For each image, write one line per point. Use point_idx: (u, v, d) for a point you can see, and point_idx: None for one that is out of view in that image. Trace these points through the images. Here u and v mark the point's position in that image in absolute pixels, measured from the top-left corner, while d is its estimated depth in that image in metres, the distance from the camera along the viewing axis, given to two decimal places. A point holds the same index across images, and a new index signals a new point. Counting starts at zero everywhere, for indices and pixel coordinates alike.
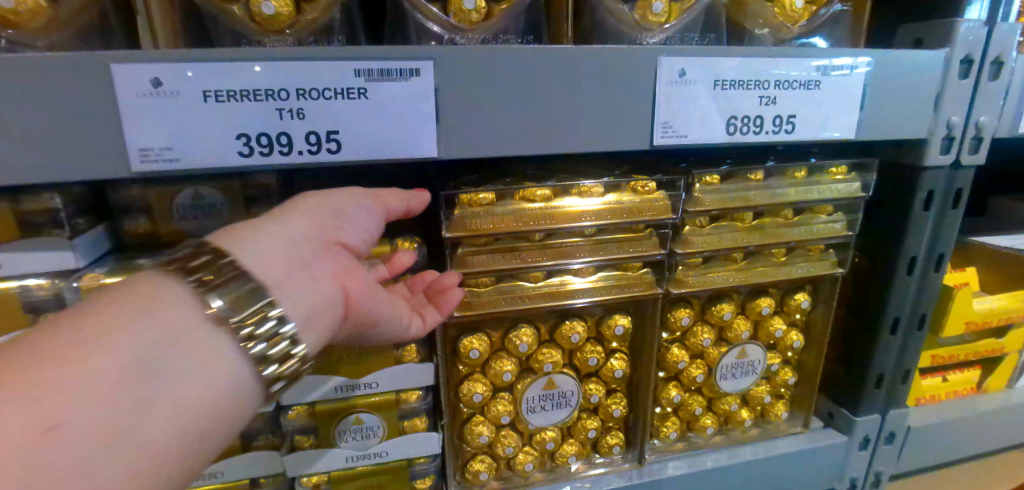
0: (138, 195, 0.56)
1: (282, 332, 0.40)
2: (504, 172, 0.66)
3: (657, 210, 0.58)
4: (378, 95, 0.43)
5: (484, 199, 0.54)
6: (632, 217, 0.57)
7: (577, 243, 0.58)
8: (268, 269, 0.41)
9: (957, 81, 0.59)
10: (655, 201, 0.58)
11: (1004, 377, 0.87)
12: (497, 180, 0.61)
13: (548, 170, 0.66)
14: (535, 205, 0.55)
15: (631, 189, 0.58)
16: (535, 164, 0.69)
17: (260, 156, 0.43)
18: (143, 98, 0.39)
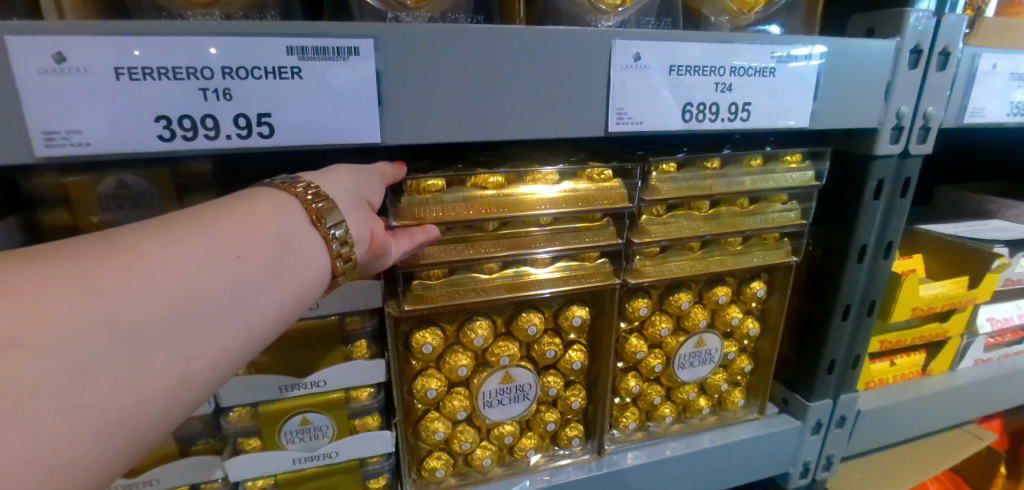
0: (56, 184, 0.51)
1: (263, 311, 0.40)
2: (457, 159, 0.64)
3: (614, 198, 0.57)
4: (314, 76, 0.40)
5: (434, 186, 0.52)
6: (588, 206, 0.56)
7: (532, 233, 0.57)
8: (272, 240, 0.41)
9: (906, 70, 0.60)
10: (613, 189, 0.57)
11: (946, 359, 0.90)
12: (449, 167, 0.59)
13: (503, 158, 0.64)
14: (488, 193, 0.53)
15: (587, 177, 0.57)
16: (488, 152, 0.67)
17: (184, 140, 0.39)
18: (44, 75, 0.35)
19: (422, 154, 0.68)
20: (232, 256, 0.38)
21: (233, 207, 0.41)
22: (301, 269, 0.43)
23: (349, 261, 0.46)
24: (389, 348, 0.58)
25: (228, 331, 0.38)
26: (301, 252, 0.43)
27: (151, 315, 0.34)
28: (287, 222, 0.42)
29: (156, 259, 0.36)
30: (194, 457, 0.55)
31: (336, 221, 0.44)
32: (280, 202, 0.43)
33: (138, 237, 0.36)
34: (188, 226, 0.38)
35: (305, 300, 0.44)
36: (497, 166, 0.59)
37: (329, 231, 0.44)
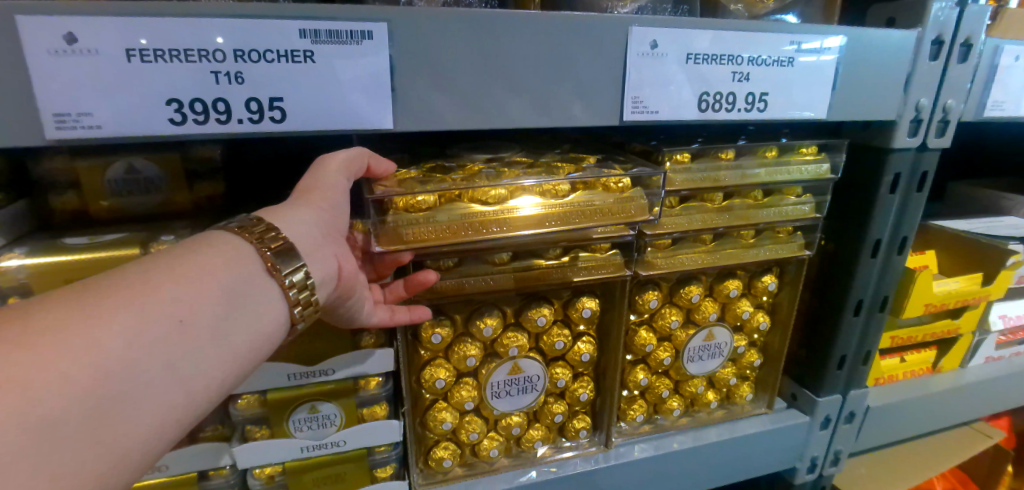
0: (64, 168, 0.51)
1: (222, 366, 0.38)
2: (467, 148, 0.63)
3: (633, 212, 0.55)
4: (328, 60, 0.40)
5: (424, 202, 0.49)
6: (603, 219, 0.54)
7: (538, 242, 0.55)
8: (221, 292, 0.38)
9: (927, 62, 0.59)
10: (628, 204, 0.55)
11: (957, 357, 0.89)
12: (443, 166, 0.56)
13: (513, 149, 0.64)
14: (488, 207, 0.51)
15: (604, 186, 0.54)
16: (497, 142, 0.66)
17: (195, 124, 0.39)
18: (54, 55, 0.34)
19: (430, 143, 0.68)
20: (176, 320, 0.35)
21: (178, 262, 0.38)
22: (256, 319, 0.40)
23: (309, 306, 0.45)
24: (397, 337, 0.58)
25: (177, 399, 0.35)
26: (254, 302, 0.40)
27: (91, 389, 0.31)
28: (239, 272, 0.40)
29: (92, 331, 0.32)
30: (202, 443, 0.55)
31: (293, 267, 0.42)
32: (228, 254, 0.40)
33: (70, 310, 0.33)
34: (116, 297, 0.34)
35: (250, 360, 0.40)
36: (493, 168, 0.56)
37: (285, 279, 0.42)
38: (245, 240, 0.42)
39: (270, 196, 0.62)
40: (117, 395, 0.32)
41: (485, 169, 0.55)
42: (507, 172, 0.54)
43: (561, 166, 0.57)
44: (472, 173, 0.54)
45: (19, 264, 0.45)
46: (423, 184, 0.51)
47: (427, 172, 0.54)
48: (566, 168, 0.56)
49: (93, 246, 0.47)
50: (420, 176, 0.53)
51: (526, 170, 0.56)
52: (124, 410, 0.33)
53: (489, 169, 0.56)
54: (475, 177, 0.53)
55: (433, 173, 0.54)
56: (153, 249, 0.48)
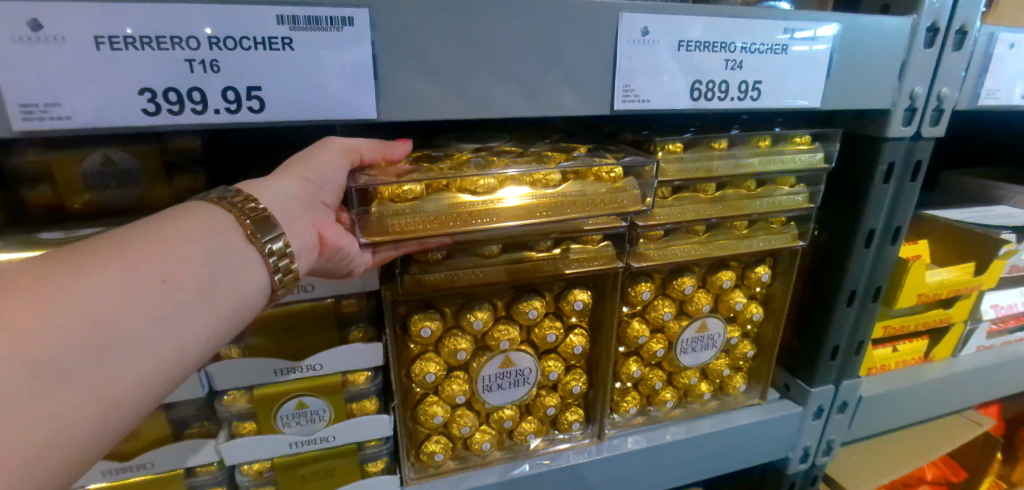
0: (38, 160, 0.49)
1: (201, 333, 0.38)
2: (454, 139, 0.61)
3: (625, 203, 0.54)
4: (307, 48, 0.38)
5: (411, 191, 0.48)
6: (597, 210, 0.53)
7: (529, 232, 0.54)
8: (199, 258, 0.39)
9: (922, 49, 0.58)
10: (623, 193, 0.54)
11: (949, 346, 0.89)
12: (432, 157, 0.55)
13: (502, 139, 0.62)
14: (476, 197, 0.50)
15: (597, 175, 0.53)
16: (487, 133, 0.65)
17: (170, 115, 0.38)
18: (18, 43, 0.33)
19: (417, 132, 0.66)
20: (155, 282, 0.36)
21: (155, 229, 0.38)
22: (235, 287, 0.40)
23: (292, 273, 0.45)
24: (386, 332, 0.57)
25: (155, 359, 0.36)
26: (234, 270, 0.41)
27: (70, 344, 0.32)
28: (217, 240, 0.40)
29: (74, 288, 0.34)
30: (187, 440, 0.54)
31: (274, 236, 0.43)
32: (211, 220, 0.41)
33: (57, 269, 0.34)
34: (94, 263, 0.35)
35: (230, 328, 0.41)
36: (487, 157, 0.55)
37: (265, 247, 0.42)
38: (225, 209, 0.42)
39: None
40: (91, 361, 0.33)
41: (476, 158, 0.54)
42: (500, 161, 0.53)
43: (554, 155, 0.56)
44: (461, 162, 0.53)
45: None
46: (411, 172, 0.50)
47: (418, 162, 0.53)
48: (560, 156, 0.55)
49: (69, 241, 0.46)
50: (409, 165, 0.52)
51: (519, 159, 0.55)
52: (101, 370, 0.34)
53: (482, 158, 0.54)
54: (466, 166, 0.52)
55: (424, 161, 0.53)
56: None
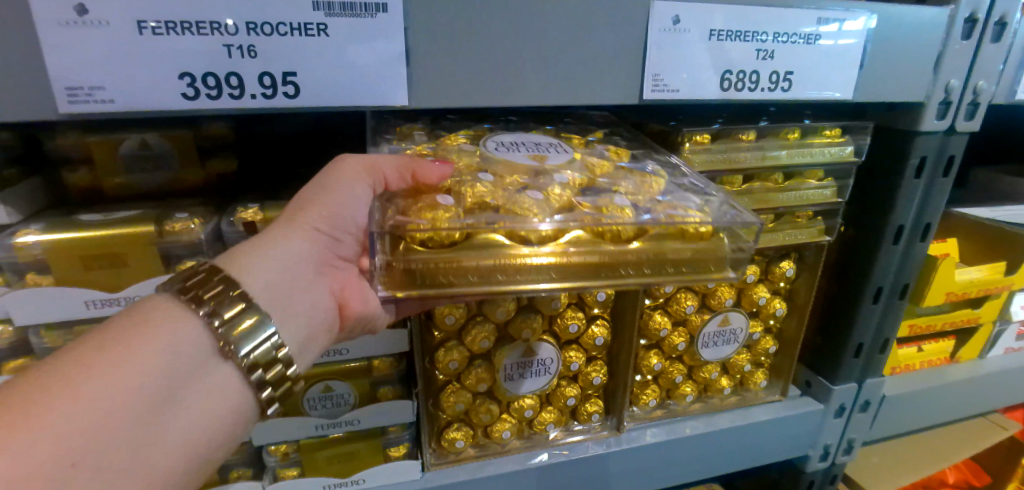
0: (78, 144, 0.51)
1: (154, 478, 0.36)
2: (510, 146, 0.56)
3: (713, 264, 0.49)
4: (342, 34, 0.39)
5: (455, 240, 0.44)
6: (677, 271, 0.48)
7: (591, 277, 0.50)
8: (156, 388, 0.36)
9: (960, 41, 0.56)
10: (707, 251, 0.48)
11: (976, 346, 0.88)
12: (481, 176, 0.49)
13: (562, 149, 0.56)
14: (530, 248, 0.45)
15: (681, 234, 0.47)
16: (549, 138, 0.59)
17: (208, 99, 0.38)
18: (66, 27, 0.34)
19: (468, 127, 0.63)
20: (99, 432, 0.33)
21: (111, 356, 0.35)
22: (195, 417, 0.38)
23: (281, 385, 0.43)
24: (411, 318, 0.58)
25: None
26: (195, 398, 0.38)
27: None
28: (177, 363, 0.37)
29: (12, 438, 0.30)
30: None
31: (250, 346, 0.40)
32: (166, 336, 0.38)
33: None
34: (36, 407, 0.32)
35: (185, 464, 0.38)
36: (543, 185, 0.49)
37: (240, 361, 0.40)
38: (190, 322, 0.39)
39: (284, 176, 0.61)
40: None
41: (532, 190, 0.48)
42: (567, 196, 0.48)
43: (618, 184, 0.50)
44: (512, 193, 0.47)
45: (35, 241, 0.45)
46: (445, 208, 0.44)
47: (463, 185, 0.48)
48: (632, 190, 0.50)
49: (106, 223, 0.48)
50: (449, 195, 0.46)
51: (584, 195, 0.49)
52: None
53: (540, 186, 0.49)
54: (523, 201, 0.46)
55: (471, 185, 0.47)
56: (168, 227, 0.49)
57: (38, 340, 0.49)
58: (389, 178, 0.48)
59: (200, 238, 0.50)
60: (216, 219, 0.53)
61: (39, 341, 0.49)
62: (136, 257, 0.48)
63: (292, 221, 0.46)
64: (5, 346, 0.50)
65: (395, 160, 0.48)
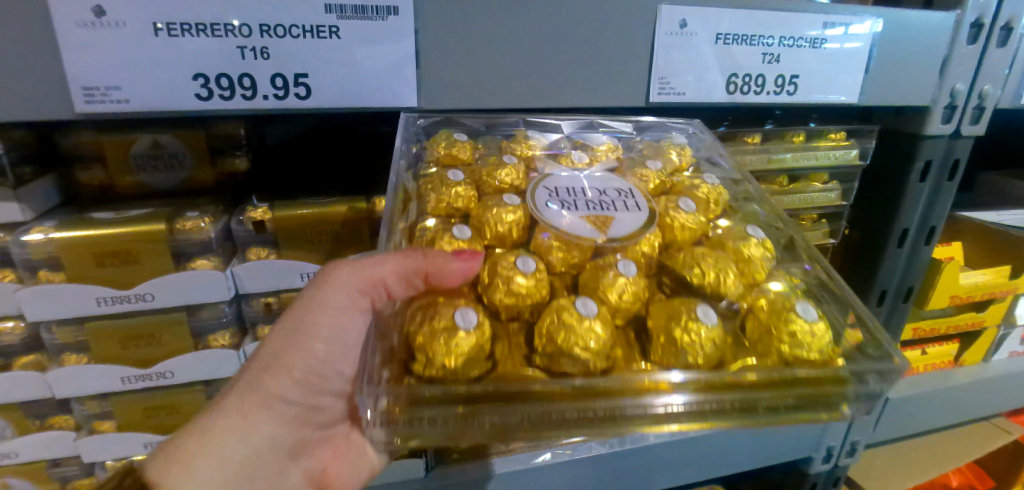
0: (92, 143, 0.51)
1: None
2: (568, 198, 0.47)
3: (831, 399, 0.41)
4: (353, 36, 0.39)
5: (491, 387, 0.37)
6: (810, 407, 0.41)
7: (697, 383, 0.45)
8: None
9: (966, 46, 0.56)
10: (822, 384, 0.41)
11: (980, 350, 0.88)
12: (523, 263, 0.43)
13: (631, 206, 0.47)
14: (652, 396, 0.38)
15: (797, 349, 0.40)
16: (619, 183, 0.49)
17: (221, 99, 0.39)
18: (84, 29, 0.34)
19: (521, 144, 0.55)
20: None
21: None
22: None
23: None
24: None
25: None
26: None
27: None
28: None
29: None
30: None
31: None
32: None
33: None
34: None
35: None
36: (599, 282, 0.43)
37: None
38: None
39: (292, 177, 0.62)
40: None
41: (585, 300, 0.41)
42: (628, 303, 0.43)
43: (697, 276, 0.44)
44: (570, 301, 0.41)
45: (48, 238, 0.46)
46: (464, 332, 0.38)
47: (502, 282, 0.42)
48: (732, 287, 0.44)
49: (117, 221, 0.49)
50: (467, 308, 0.40)
51: (660, 305, 0.43)
52: None
53: (594, 283, 0.43)
54: (579, 323, 0.39)
55: (514, 287, 0.42)
56: (178, 226, 0.50)
57: (50, 335, 0.50)
58: (387, 287, 0.41)
59: (211, 237, 0.51)
60: (225, 217, 0.53)
61: (51, 337, 0.50)
62: (147, 255, 0.49)
63: (292, 327, 0.45)
64: (17, 341, 0.51)
65: (397, 263, 0.40)
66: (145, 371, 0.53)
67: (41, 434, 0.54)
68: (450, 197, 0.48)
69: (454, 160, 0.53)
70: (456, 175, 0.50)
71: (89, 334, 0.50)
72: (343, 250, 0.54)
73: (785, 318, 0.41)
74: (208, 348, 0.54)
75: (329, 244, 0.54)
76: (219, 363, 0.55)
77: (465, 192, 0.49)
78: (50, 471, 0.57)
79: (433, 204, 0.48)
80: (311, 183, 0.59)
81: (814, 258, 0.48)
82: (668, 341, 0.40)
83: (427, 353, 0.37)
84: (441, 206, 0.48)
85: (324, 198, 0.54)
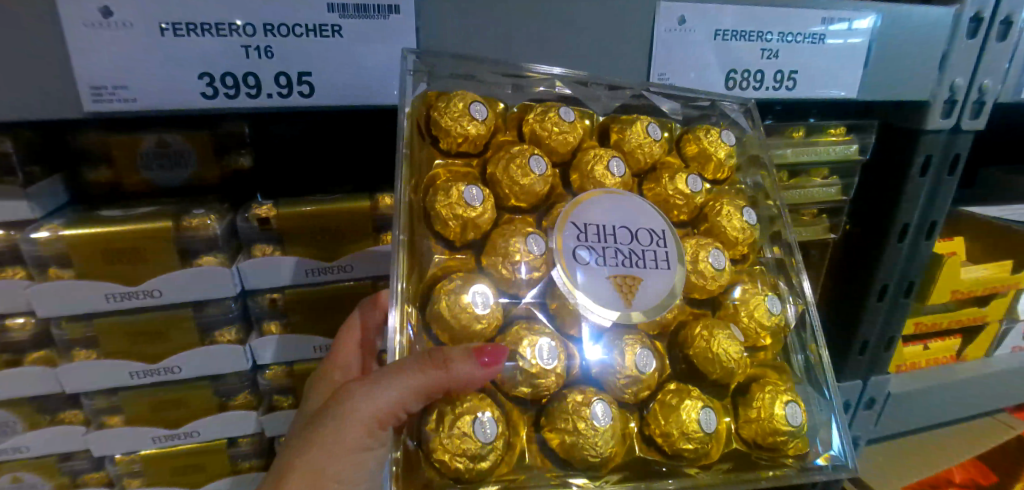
0: (100, 142, 0.52)
1: None
2: (598, 246, 0.43)
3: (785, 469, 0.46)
4: (355, 35, 0.40)
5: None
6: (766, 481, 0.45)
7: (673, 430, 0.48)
8: None
9: (965, 40, 0.57)
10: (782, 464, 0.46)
11: (982, 346, 0.87)
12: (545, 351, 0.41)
13: (660, 262, 0.45)
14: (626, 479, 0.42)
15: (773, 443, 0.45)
16: (654, 227, 0.46)
17: (226, 98, 0.40)
18: (92, 29, 0.35)
19: (552, 129, 0.47)
20: None
21: None
22: None
23: None
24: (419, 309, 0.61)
25: None
26: None
27: None
28: None
29: None
30: (231, 413, 0.59)
31: None
32: None
33: None
34: None
35: None
36: (614, 374, 0.43)
37: None
38: None
39: (299, 180, 0.63)
40: None
41: (600, 402, 0.41)
42: (633, 394, 0.43)
43: (705, 360, 0.45)
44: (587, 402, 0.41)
45: (58, 235, 0.47)
46: (483, 445, 0.38)
47: (523, 376, 0.41)
48: (735, 367, 0.46)
49: (125, 219, 0.49)
50: (486, 412, 0.39)
51: (665, 402, 0.44)
52: None
53: (607, 372, 0.43)
54: (591, 430, 0.40)
55: (535, 380, 0.41)
56: (185, 223, 0.50)
57: (59, 331, 0.51)
58: (408, 402, 0.39)
59: (217, 234, 0.51)
60: (232, 215, 0.54)
61: (60, 333, 0.51)
62: (155, 252, 0.49)
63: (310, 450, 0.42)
64: (28, 337, 0.51)
65: (416, 380, 0.38)
66: (154, 366, 0.54)
67: (52, 428, 0.55)
68: (464, 223, 0.43)
69: (471, 148, 0.46)
70: (473, 195, 0.43)
71: (99, 329, 0.51)
72: (346, 246, 0.55)
73: (770, 418, 0.44)
74: (216, 343, 0.55)
75: (332, 242, 0.55)
76: (226, 357, 0.55)
77: (484, 214, 0.44)
78: (60, 465, 0.58)
79: (441, 224, 0.43)
80: (316, 183, 0.60)
81: (802, 338, 0.54)
82: (668, 441, 0.43)
83: (449, 459, 0.37)
84: (455, 232, 0.43)
85: (327, 195, 0.55)
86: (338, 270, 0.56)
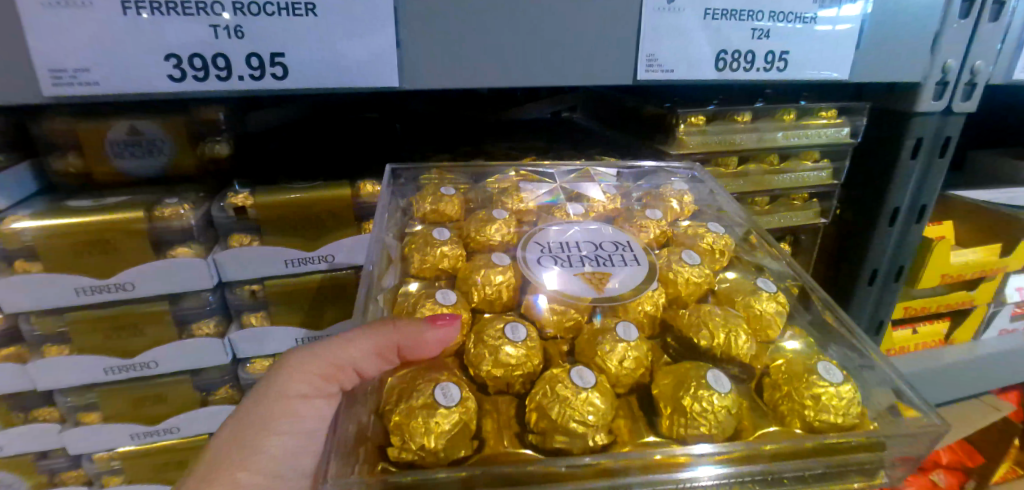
0: (64, 130, 0.50)
1: None
2: (561, 254, 0.46)
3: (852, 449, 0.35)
4: (329, 13, 0.38)
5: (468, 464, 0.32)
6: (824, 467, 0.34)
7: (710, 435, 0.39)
8: None
9: (957, 20, 0.55)
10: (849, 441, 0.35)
11: (971, 329, 0.88)
12: (514, 329, 0.41)
13: (630, 261, 0.46)
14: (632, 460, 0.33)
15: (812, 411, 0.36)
16: (618, 238, 0.48)
17: (195, 81, 0.38)
18: (49, 10, 0.33)
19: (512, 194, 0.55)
20: None
21: None
22: None
23: None
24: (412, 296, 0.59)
25: None
26: None
27: None
28: None
29: None
30: (214, 407, 0.58)
31: None
32: None
33: None
34: None
35: None
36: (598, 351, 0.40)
37: None
38: None
39: (279, 161, 0.61)
40: None
41: (582, 369, 0.38)
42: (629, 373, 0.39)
43: (703, 341, 0.42)
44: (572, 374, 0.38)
45: (26, 226, 0.45)
46: (446, 411, 0.35)
47: (490, 355, 0.39)
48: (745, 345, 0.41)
49: (92, 209, 0.48)
50: (449, 383, 0.37)
51: (665, 372, 0.39)
52: None
53: (592, 350, 0.40)
54: (573, 393, 0.36)
55: (505, 361, 0.39)
56: (157, 213, 0.49)
57: (29, 326, 0.49)
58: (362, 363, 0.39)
59: (192, 224, 0.50)
60: (206, 204, 0.53)
61: (31, 328, 0.49)
62: (121, 246, 0.48)
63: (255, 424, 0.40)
64: None
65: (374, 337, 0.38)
66: (129, 361, 0.52)
67: (28, 426, 0.54)
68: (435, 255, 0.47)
69: (441, 215, 0.52)
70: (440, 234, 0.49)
71: (70, 324, 0.50)
72: (327, 234, 0.54)
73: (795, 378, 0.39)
74: (194, 337, 0.54)
75: (313, 232, 0.53)
76: (206, 350, 0.54)
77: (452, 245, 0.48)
78: (37, 464, 0.56)
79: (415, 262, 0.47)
80: (295, 170, 0.58)
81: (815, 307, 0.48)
82: (678, 410, 0.36)
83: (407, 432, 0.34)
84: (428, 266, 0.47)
85: (305, 182, 0.53)
86: (321, 259, 0.54)
